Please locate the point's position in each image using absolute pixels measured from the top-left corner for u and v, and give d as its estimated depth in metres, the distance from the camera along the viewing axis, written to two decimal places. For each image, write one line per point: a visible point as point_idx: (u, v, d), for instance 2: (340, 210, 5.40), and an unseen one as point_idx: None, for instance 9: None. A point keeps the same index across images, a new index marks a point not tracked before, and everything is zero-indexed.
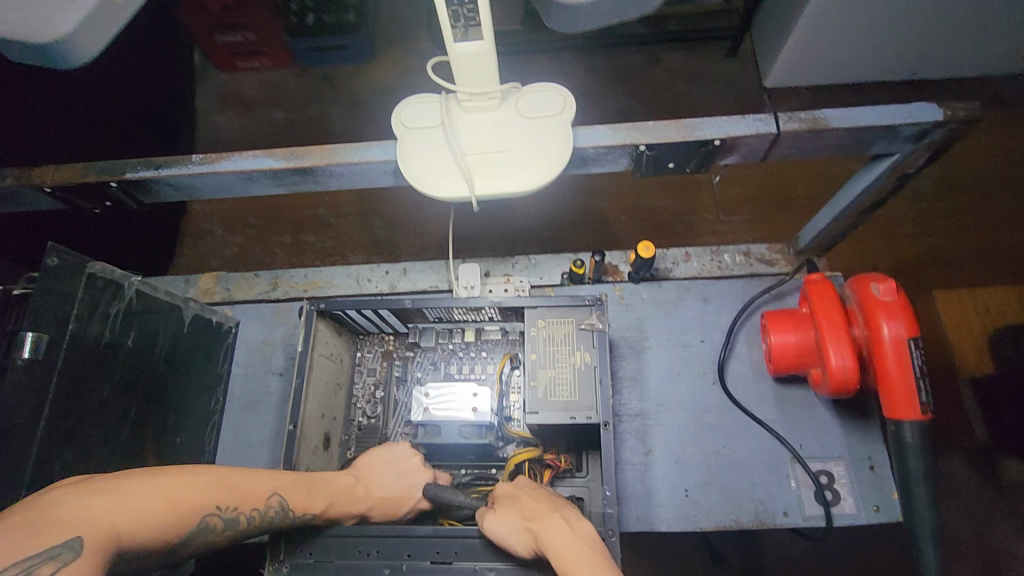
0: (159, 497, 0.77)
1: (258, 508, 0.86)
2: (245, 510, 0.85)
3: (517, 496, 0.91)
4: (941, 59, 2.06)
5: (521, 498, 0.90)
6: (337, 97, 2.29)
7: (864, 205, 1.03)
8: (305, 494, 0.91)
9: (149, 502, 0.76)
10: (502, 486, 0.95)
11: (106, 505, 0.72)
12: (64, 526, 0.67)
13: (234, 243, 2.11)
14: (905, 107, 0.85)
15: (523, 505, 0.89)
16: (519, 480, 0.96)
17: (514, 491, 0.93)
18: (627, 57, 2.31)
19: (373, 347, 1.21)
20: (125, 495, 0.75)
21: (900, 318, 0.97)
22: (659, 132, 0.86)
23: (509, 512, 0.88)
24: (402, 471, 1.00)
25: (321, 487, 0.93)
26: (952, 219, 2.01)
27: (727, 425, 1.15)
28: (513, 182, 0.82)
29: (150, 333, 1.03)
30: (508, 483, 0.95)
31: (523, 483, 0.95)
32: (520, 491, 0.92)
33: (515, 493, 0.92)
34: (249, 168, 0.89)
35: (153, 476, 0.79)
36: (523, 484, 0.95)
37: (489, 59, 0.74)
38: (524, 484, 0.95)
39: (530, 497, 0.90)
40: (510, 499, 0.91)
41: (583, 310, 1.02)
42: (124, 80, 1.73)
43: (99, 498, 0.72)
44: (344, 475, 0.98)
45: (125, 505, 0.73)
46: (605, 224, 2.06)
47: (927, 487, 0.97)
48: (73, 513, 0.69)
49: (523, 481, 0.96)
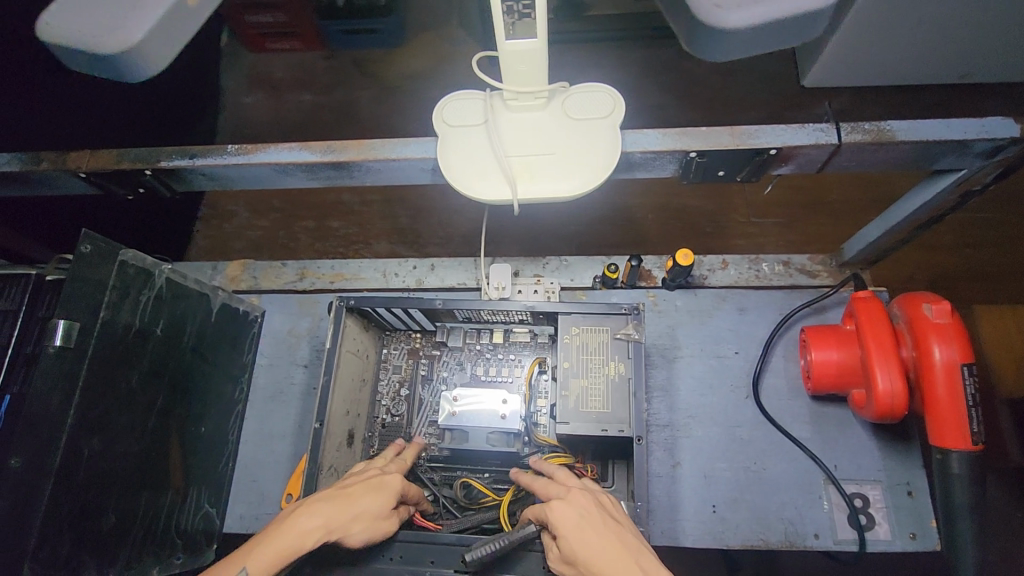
0: None
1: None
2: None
3: (582, 529, 0.79)
4: (994, 63, 1.97)
5: (585, 535, 0.79)
6: (365, 81, 2.26)
7: (920, 219, 0.98)
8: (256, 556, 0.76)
9: None
10: (556, 509, 0.82)
11: None
12: None
13: (259, 226, 2.10)
14: (978, 121, 0.80)
15: (595, 549, 0.78)
16: (578, 502, 0.82)
17: (579, 521, 0.80)
18: (661, 50, 2.26)
19: (399, 344, 1.20)
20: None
21: (954, 343, 0.92)
22: (712, 138, 0.82)
23: (578, 554, 0.78)
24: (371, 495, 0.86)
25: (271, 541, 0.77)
26: (996, 230, 1.94)
27: (760, 442, 1.12)
28: (558, 186, 0.78)
29: (179, 319, 1.02)
30: (564, 505, 0.82)
31: (583, 509, 0.82)
32: (586, 527, 0.80)
33: (577, 525, 0.80)
34: (285, 160, 0.87)
35: None
36: (583, 511, 0.82)
37: (540, 58, 0.70)
38: (582, 509, 0.82)
39: (595, 538, 0.79)
40: (574, 530, 0.79)
41: (619, 319, 0.99)
42: None
43: None
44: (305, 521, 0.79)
45: None
46: (633, 222, 2.01)
47: (972, 521, 0.93)
48: None
49: (582, 504, 0.82)
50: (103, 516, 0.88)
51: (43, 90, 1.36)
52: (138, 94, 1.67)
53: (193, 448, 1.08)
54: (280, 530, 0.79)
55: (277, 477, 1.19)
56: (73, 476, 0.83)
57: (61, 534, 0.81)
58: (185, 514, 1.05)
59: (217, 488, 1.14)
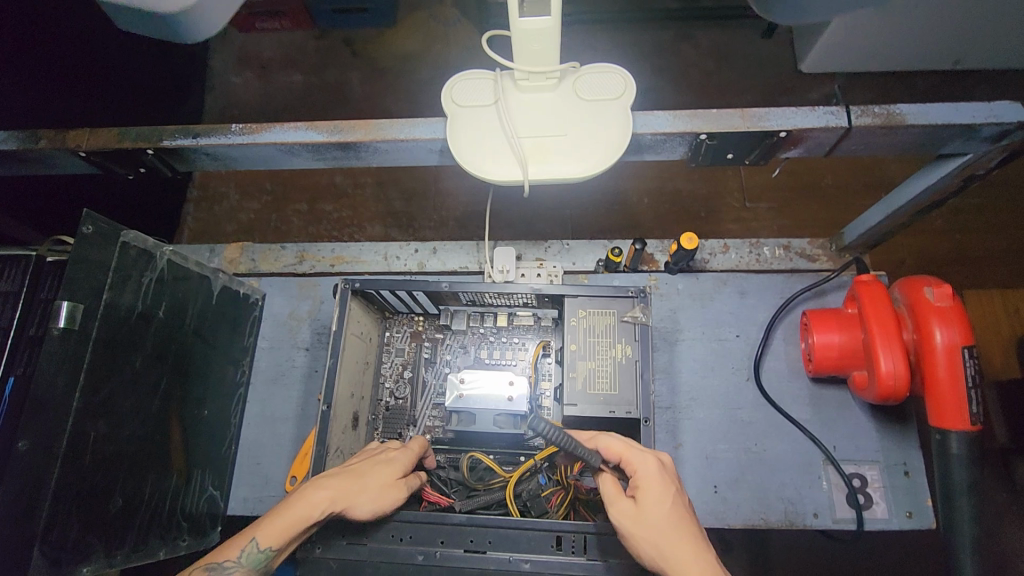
0: None
1: (271, 545, 0.81)
2: (260, 547, 0.81)
3: (664, 487, 0.84)
4: (989, 49, 1.98)
5: (667, 493, 0.83)
6: (358, 62, 2.23)
7: (922, 203, 0.99)
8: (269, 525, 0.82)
9: None
10: (645, 464, 0.86)
11: None
12: None
13: (251, 209, 2.08)
14: (987, 105, 0.80)
15: (667, 515, 0.83)
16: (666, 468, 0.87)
17: (661, 486, 0.85)
18: (657, 34, 2.24)
19: (402, 327, 1.19)
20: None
21: (956, 326, 0.94)
22: (723, 121, 0.81)
23: (655, 509, 0.83)
24: (378, 467, 0.89)
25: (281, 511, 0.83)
26: (986, 215, 1.97)
27: (760, 423, 1.13)
28: (570, 168, 0.78)
29: (181, 302, 1.01)
30: (654, 461, 0.86)
31: (668, 474, 0.86)
32: (665, 492, 0.84)
33: (660, 484, 0.84)
34: (290, 140, 0.85)
35: None
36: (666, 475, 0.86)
37: (555, 36, 0.69)
38: (668, 473, 0.86)
39: (671, 502, 0.84)
40: (656, 485, 0.84)
41: (626, 302, 0.99)
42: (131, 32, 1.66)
43: None
44: (315, 492, 0.84)
45: None
46: (628, 206, 2.01)
47: (970, 499, 0.94)
48: None
49: (666, 467, 0.87)
50: (109, 499, 0.87)
51: (22, 68, 1.32)
52: (122, 72, 1.64)
53: (196, 430, 1.07)
54: (290, 502, 0.83)
55: (279, 459, 1.19)
56: (81, 459, 0.82)
57: (70, 517, 0.80)
58: (190, 497, 1.04)
59: (220, 472, 1.13)
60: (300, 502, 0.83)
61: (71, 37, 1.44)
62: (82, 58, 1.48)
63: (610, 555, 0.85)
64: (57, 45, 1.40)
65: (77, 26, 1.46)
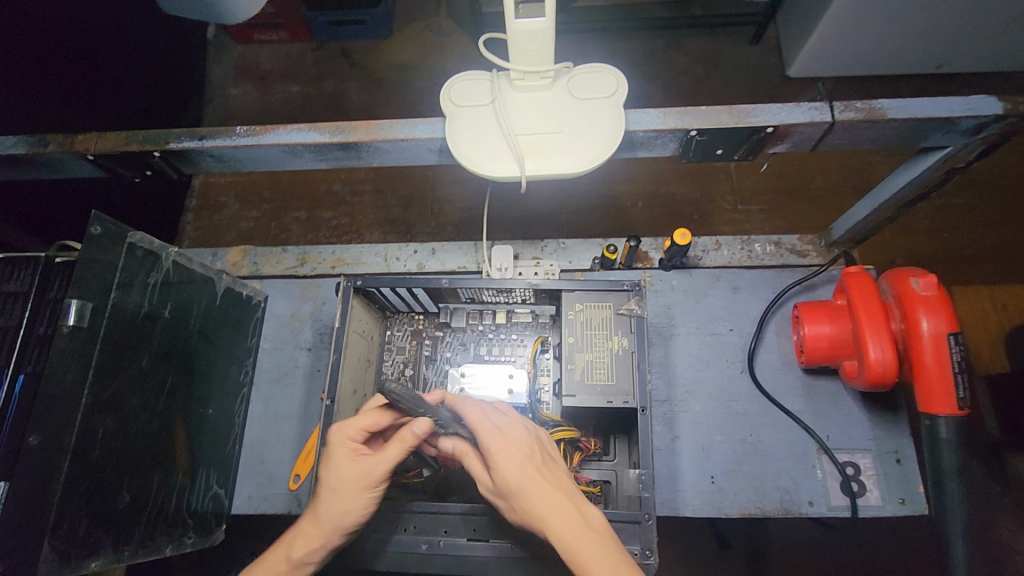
0: None
1: None
2: None
3: (512, 454, 0.84)
4: (971, 53, 2.03)
5: (520, 461, 0.84)
6: (354, 72, 2.26)
7: (907, 196, 1.02)
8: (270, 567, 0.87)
9: None
10: (490, 438, 0.86)
11: None
12: None
13: (249, 217, 2.10)
14: (964, 99, 0.83)
15: (527, 484, 0.82)
16: (512, 436, 0.86)
17: (515, 456, 0.84)
18: (647, 42, 2.30)
19: (402, 325, 1.22)
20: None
21: (940, 314, 0.96)
22: (712, 117, 0.84)
23: (512, 478, 0.83)
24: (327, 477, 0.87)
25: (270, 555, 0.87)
26: (970, 215, 2.02)
27: (755, 415, 1.16)
28: (566, 165, 0.80)
29: (185, 303, 1.03)
30: (498, 433, 0.86)
31: (518, 441, 0.86)
32: (519, 460, 0.84)
33: (512, 454, 0.84)
34: (294, 141, 0.88)
35: None
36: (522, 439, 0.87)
37: (549, 38, 0.72)
38: (514, 440, 0.86)
39: (525, 470, 0.83)
40: (508, 455, 0.84)
41: (621, 295, 1.02)
42: (129, 43, 1.69)
43: None
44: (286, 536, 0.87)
45: None
46: (622, 209, 2.05)
47: (959, 483, 0.97)
48: None
49: (514, 436, 0.87)
50: (117, 494, 0.89)
51: (28, 78, 1.35)
52: (122, 83, 1.66)
53: (202, 429, 1.09)
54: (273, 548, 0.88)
55: (282, 458, 1.20)
56: (89, 454, 0.83)
57: (79, 511, 0.82)
58: (195, 496, 1.06)
59: (224, 471, 1.15)
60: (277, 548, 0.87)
61: (73, 48, 1.47)
62: (83, 70, 1.51)
63: None
64: (58, 55, 1.43)
65: (79, 37, 1.49)
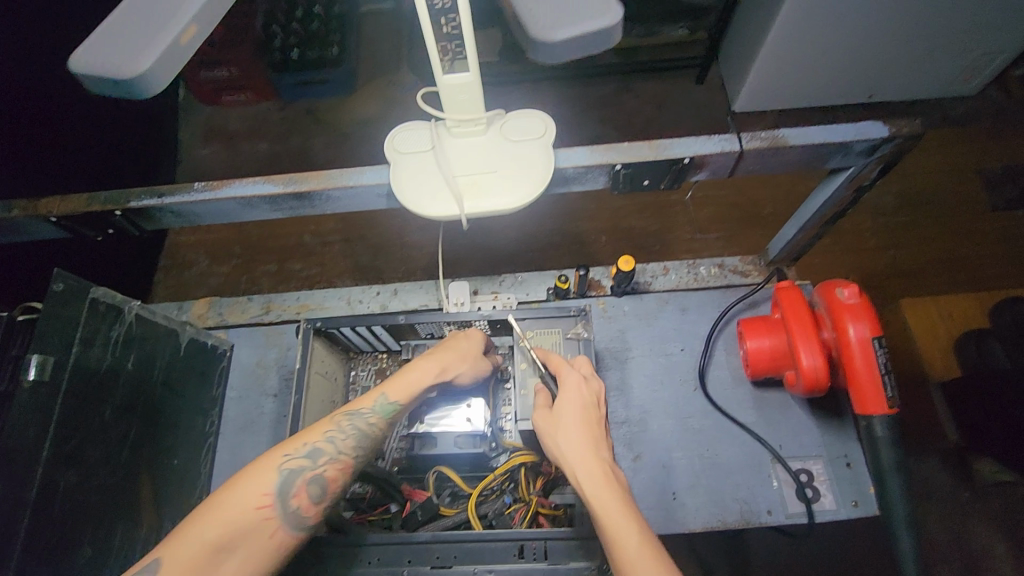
0: (205, 546, 0.81)
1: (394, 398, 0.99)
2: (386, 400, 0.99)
3: (573, 399, 0.93)
4: (895, 83, 2.20)
5: (579, 406, 0.92)
6: (321, 128, 2.36)
7: (826, 214, 1.11)
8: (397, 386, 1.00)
9: (201, 547, 0.80)
10: (567, 381, 0.94)
11: (208, 527, 0.82)
12: (200, 529, 0.82)
13: (220, 273, 2.14)
14: (855, 126, 0.93)
15: (571, 428, 0.90)
16: (572, 385, 0.94)
17: (577, 400, 0.93)
18: (598, 87, 2.44)
19: (367, 365, 1.25)
20: (249, 486, 0.86)
21: (864, 320, 1.04)
22: (634, 152, 0.93)
23: (566, 415, 0.92)
24: (465, 353, 1.06)
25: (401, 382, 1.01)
26: (910, 231, 2.15)
27: (710, 429, 1.21)
28: (502, 201, 0.86)
29: (149, 355, 1.06)
30: (572, 383, 0.94)
31: (579, 395, 0.93)
32: (582, 399, 0.93)
33: (574, 395, 0.93)
34: (250, 194, 0.93)
35: (208, 505, 0.85)
36: (574, 385, 0.94)
37: (478, 89, 0.80)
38: (589, 390, 0.94)
39: (581, 412, 0.92)
40: (572, 395, 0.93)
41: (569, 320, 1.07)
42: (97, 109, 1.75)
43: (206, 516, 0.83)
44: (422, 368, 1.02)
45: (216, 520, 0.83)
46: (585, 244, 2.13)
47: (898, 478, 1.02)
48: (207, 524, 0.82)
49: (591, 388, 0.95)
50: (78, 549, 0.89)
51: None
52: (93, 146, 1.73)
53: (167, 481, 1.10)
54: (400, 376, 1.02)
55: None
56: (51, 508, 0.85)
57: (39, 566, 0.82)
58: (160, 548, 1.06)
59: None
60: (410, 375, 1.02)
61: (44, 118, 1.53)
62: (55, 137, 1.57)
63: (552, 553, 0.91)
64: (28, 125, 1.48)
65: (50, 108, 1.55)
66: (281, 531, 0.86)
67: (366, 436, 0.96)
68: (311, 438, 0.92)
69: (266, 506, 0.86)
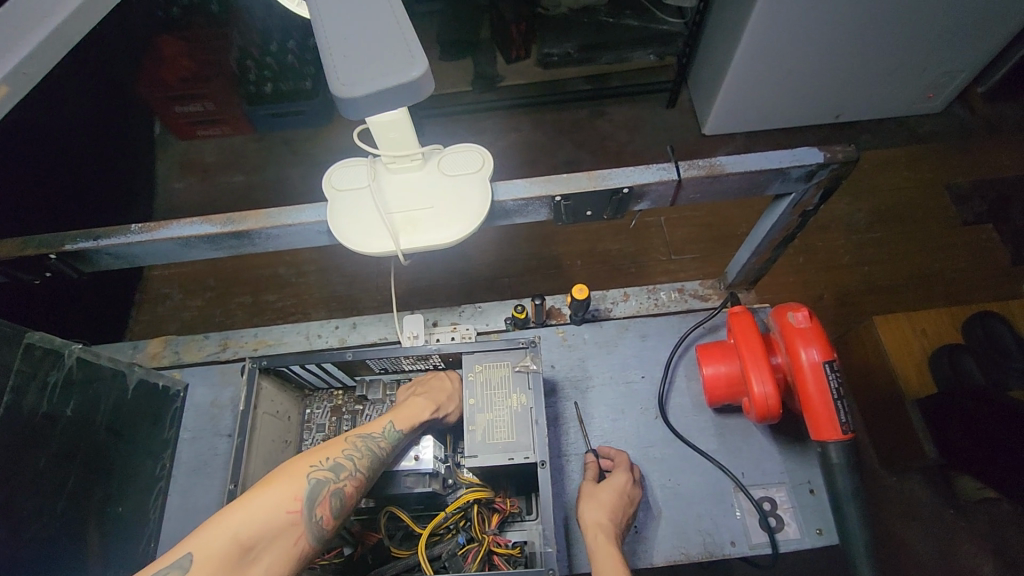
0: (232, 540, 0.80)
1: (400, 428, 1.01)
2: (395, 428, 1.01)
3: (614, 488, 1.06)
4: (860, 102, 2.23)
5: (617, 495, 1.05)
6: (296, 159, 2.36)
7: (776, 238, 1.11)
8: (404, 415, 1.03)
9: (229, 545, 0.80)
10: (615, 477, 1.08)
11: (241, 523, 0.82)
12: (234, 528, 0.81)
13: (192, 306, 2.12)
14: (792, 152, 0.94)
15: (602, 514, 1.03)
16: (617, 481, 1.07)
17: (617, 496, 1.05)
18: (572, 112, 2.46)
19: (322, 402, 1.23)
20: (281, 488, 0.86)
21: (815, 344, 1.03)
22: (573, 183, 0.93)
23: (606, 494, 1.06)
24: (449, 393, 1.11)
25: (403, 412, 1.04)
26: (881, 248, 2.16)
27: (671, 458, 1.19)
28: (438, 236, 0.86)
29: (91, 400, 1.03)
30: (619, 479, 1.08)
31: (620, 490, 1.06)
32: (622, 493, 1.06)
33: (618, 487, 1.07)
34: (187, 234, 0.92)
35: (238, 506, 0.84)
36: (619, 484, 1.07)
37: (410, 125, 0.79)
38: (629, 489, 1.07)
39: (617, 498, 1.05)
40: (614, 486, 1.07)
41: (518, 352, 1.05)
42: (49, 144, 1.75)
43: (236, 515, 0.83)
44: (420, 401, 1.06)
45: (246, 521, 0.83)
46: (561, 269, 2.13)
47: (856, 506, 1.00)
48: (245, 518, 0.83)
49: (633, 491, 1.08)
50: None
51: None
52: (47, 179, 1.72)
53: (113, 529, 1.06)
54: (401, 408, 1.05)
55: None
56: None
57: None
58: None
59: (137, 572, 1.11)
60: (409, 407, 1.05)
61: None
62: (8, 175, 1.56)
63: None
64: None
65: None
66: (304, 538, 0.86)
67: (377, 457, 0.97)
68: (334, 452, 0.93)
69: (295, 511, 0.86)
